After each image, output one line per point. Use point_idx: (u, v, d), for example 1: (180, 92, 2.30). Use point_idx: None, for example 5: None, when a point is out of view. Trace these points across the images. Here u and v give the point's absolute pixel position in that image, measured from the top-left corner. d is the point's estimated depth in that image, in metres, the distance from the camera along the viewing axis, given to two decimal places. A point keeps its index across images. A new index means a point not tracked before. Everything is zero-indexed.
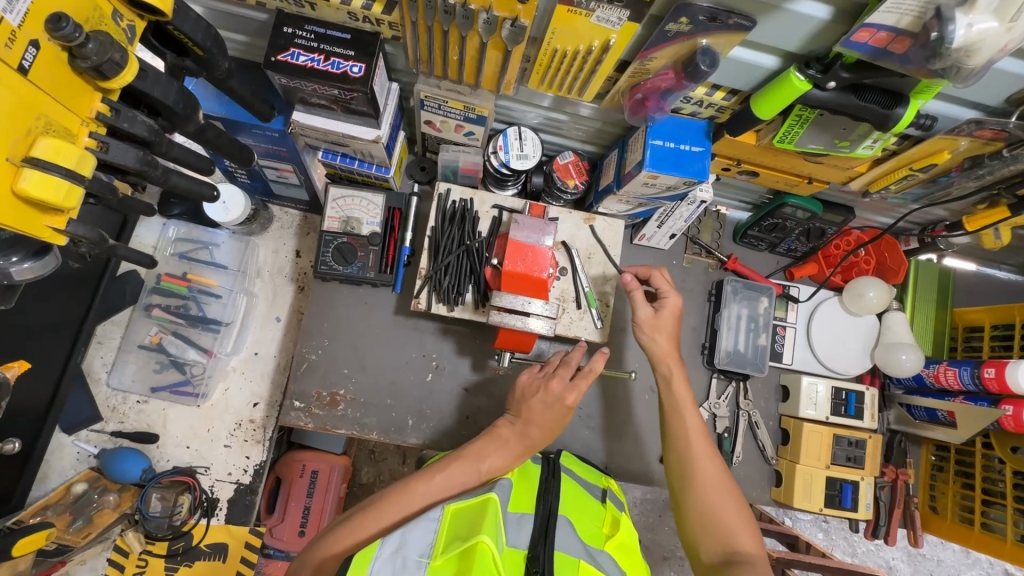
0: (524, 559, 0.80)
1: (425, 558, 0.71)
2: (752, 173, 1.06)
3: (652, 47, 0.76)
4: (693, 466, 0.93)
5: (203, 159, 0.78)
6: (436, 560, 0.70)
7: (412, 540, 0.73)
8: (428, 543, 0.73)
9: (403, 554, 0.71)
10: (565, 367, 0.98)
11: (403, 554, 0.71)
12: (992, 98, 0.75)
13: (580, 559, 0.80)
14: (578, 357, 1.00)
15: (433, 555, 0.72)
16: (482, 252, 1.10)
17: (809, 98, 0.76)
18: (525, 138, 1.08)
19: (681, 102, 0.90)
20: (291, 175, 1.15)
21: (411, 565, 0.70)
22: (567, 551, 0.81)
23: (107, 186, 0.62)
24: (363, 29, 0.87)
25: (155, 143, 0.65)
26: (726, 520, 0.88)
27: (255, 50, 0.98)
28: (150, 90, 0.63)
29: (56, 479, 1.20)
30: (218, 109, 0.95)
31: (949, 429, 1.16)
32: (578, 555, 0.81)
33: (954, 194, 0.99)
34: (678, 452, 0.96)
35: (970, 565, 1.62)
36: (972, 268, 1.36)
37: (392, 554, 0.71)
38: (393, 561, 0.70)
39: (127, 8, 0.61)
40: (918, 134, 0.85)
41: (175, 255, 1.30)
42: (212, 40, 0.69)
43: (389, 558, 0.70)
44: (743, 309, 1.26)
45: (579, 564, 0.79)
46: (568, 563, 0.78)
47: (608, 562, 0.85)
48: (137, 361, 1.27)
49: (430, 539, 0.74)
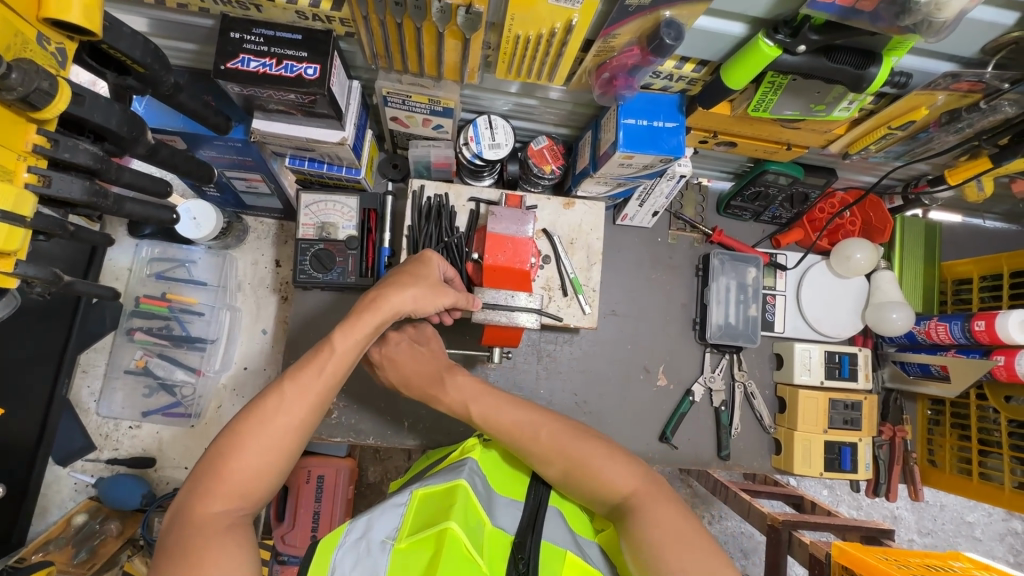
0: (508, 543, 0.77)
1: (389, 541, 0.71)
2: (730, 144, 1.04)
3: (615, 25, 0.73)
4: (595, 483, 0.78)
5: (158, 181, 0.76)
6: (400, 543, 0.71)
7: (379, 524, 0.74)
8: (394, 527, 0.73)
9: (369, 537, 0.72)
10: (462, 297, 0.87)
11: (368, 538, 0.72)
12: (967, 49, 0.73)
13: (568, 550, 0.78)
14: (461, 299, 0.87)
15: (397, 538, 0.71)
16: (461, 247, 1.08)
17: (780, 64, 0.73)
18: (495, 126, 1.05)
19: (651, 77, 0.88)
20: (260, 184, 1.12)
21: (375, 548, 0.70)
22: (554, 542, 0.79)
23: (55, 222, 0.60)
24: (315, 28, 0.83)
25: (103, 170, 0.62)
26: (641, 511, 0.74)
27: (205, 57, 0.94)
28: (90, 116, 0.59)
29: (56, 512, 1.19)
30: (174, 124, 0.91)
31: (943, 383, 1.16)
32: (565, 546, 0.79)
33: (935, 148, 0.97)
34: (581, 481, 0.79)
35: (972, 509, 1.65)
36: (958, 219, 1.35)
37: (357, 541, 0.71)
38: (356, 549, 0.70)
39: (54, 29, 0.57)
40: (895, 92, 0.82)
41: (151, 276, 1.26)
42: (152, 55, 0.66)
43: (353, 546, 0.70)
44: (731, 281, 1.25)
45: (567, 553, 0.77)
46: (554, 555, 0.76)
47: (597, 555, 0.83)
48: (125, 387, 1.24)
49: (395, 523, 0.74)
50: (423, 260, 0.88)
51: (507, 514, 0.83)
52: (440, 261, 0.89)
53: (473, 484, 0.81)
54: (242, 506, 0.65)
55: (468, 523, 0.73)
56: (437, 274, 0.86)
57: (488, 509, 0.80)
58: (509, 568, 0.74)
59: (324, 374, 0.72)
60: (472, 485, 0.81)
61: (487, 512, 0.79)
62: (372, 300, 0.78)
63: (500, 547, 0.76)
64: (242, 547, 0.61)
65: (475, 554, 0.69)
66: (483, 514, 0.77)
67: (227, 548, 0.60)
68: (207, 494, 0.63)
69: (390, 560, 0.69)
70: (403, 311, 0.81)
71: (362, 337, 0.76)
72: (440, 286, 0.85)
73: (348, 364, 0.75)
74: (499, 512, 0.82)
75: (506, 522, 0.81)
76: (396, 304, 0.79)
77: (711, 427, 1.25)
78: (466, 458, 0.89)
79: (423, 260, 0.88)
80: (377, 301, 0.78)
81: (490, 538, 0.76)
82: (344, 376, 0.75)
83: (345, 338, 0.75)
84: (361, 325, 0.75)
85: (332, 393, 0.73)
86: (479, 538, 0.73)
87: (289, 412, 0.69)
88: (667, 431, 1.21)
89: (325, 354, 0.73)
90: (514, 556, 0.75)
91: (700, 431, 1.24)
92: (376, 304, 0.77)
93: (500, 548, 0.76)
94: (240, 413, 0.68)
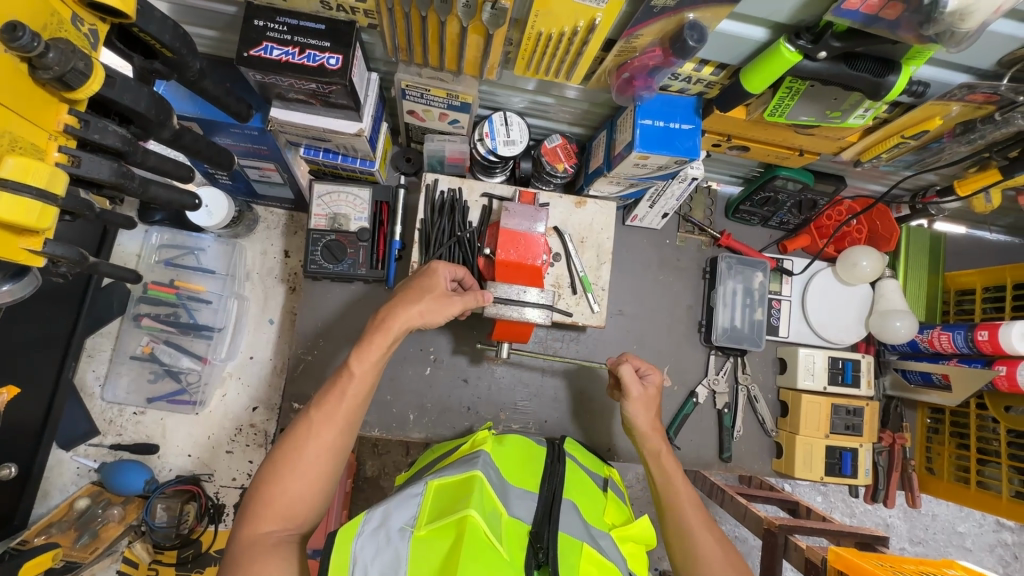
0: (526, 532, 0.81)
1: (408, 528, 0.74)
2: (742, 148, 1.05)
3: (638, 25, 0.74)
4: (687, 543, 0.83)
5: (180, 166, 0.77)
6: (419, 530, 0.73)
7: (396, 513, 0.76)
8: (412, 515, 0.76)
9: (388, 525, 0.73)
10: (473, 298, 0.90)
11: (386, 527, 0.73)
12: (984, 61, 0.74)
13: (584, 542, 0.82)
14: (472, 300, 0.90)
15: (416, 525, 0.74)
16: (473, 242, 1.09)
17: (800, 70, 0.74)
18: (511, 123, 1.05)
19: (669, 79, 0.89)
20: (274, 174, 1.12)
21: (394, 535, 0.72)
22: (571, 534, 0.82)
23: (83, 203, 0.60)
24: (338, 19, 0.84)
25: (130, 152, 0.62)
26: (714, 573, 0.80)
27: (225, 45, 0.94)
28: (120, 98, 0.60)
29: (57, 496, 1.18)
30: (192, 110, 0.92)
31: (944, 392, 1.17)
32: (581, 538, 0.82)
33: (946, 158, 0.98)
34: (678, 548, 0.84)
35: (963, 518, 1.67)
36: (963, 231, 1.36)
37: (377, 530, 0.73)
38: (377, 537, 0.72)
39: (87, 11, 0.57)
40: (910, 102, 0.83)
41: (160, 262, 1.26)
42: (181, 40, 0.66)
43: (373, 534, 0.72)
44: (738, 284, 1.26)
45: (584, 544, 0.81)
46: (572, 547, 0.79)
47: (611, 547, 0.86)
48: (130, 372, 1.24)
49: (413, 512, 0.77)
50: (429, 270, 0.91)
51: (521, 505, 0.86)
52: (443, 269, 0.91)
53: (488, 475, 0.84)
54: (288, 527, 0.73)
55: (486, 512, 0.76)
56: (443, 286, 0.88)
57: (503, 499, 0.83)
58: (529, 556, 0.78)
59: (345, 400, 0.78)
60: (487, 476, 0.84)
61: (502, 503, 0.83)
62: (381, 318, 0.82)
63: (517, 536, 0.80)
64: (286, 561, 0.69)
65: (495, 541, 0.73)
66: (499, 503, 0.81)
67: (272, 563, 0.68)
68: (255, 518, 0.72)
69: (411, 547, 0.71)
70: (412, 326, 0.83)
71: (376, 363, 0.80)
72: (446, 298, 0.87)
73: (366, 387, 0.80)
74: (513, 502, 0.86)
75: (522, 512, 0.84)
76: (402, 324, 0.82)
77: (714, 429, 1.25)
78: (477, 450, 0.91)
79: (428, 270, 0.90)
80: (386, 321, 0.81)
81: (507, 527, 0.80)
82: (365, 398, 0.81)
83: (359, 364, 0.79)
84: (371, 350, 0.79)
85: (356, 416, 0.79)
86: (498, 528, 0.77)
87: (318, 438, 0.76)
88: (670, 431, 1.22)
89: (344, 380, 0.78)
90: (532, 545, 0.80)
91: (702, 433, 1.25)
92: (384, 327, 0.81)
93: (518, 538, 0.80)
94: (277, 445, 0.76)
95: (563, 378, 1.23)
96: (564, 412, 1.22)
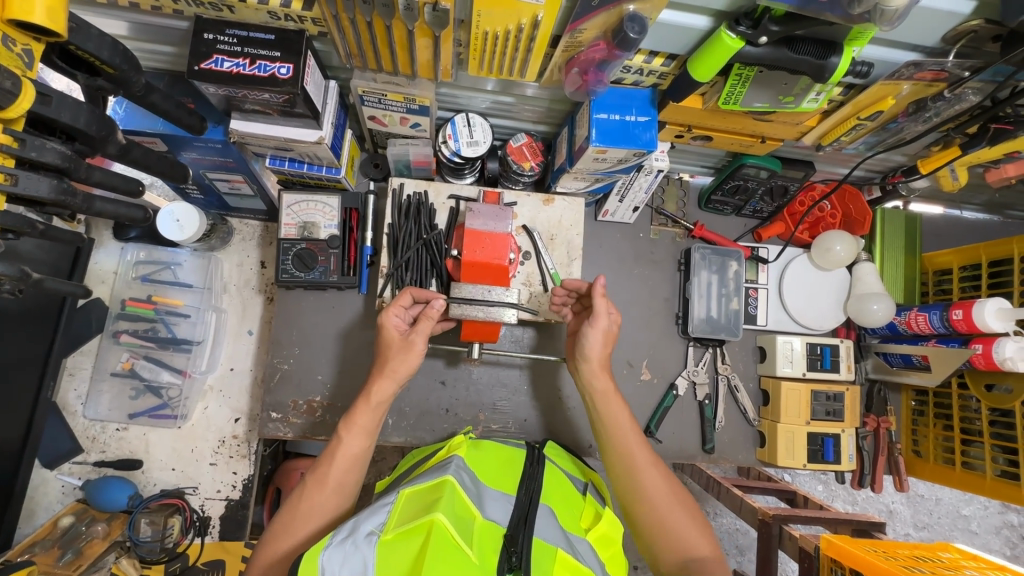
0: (501, 535, 0.81)
1: (376, 534, 0.74)
2: (706, 138, 1.05)
3: (580, 20, 0.74)
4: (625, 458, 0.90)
5: (129, 181, 0.78)
6: (386, 535, 0.73)
7: (365, 521, 0.76)
8: (381, 521, 0.76)
9: (356, 533, 0.74)
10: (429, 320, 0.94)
11: (354, 535, 0.74)
12: (928, 39, 0.74)
13: (558, 547, 0.80)
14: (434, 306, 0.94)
15: (384, 530, 0.74)
16: (441, 243, 1.09)
17: (743, 56, 0.74)
18: (474, 124, 1.05)
19: (622, 72, 0.89)
20: (243, 186, 1.13)
21: (361, 541, 0.72)
22: (546, 539, 0.82)
23: (23, 220, 0.61)
24: (288, 28, 0.84)
25: (72, 169, 0.64)
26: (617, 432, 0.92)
27: (183, 60, 0.95)
28: (58, 116, 0.61)
29: (43, 515, 1.20)
30: (154, 127, 0.94)
31: (924, 372, 1.16)
32: (557, 543, 0.81)
33: (907, 138, 0.98)
34: (638, 508, 0.88)
35: (967, 501, 1.65)
36: (939, 211, 1.35)
37: (345, 539, 0.73)
38: (344, 546, 0.72)
39: (19, 31, 0.59)
40: (861, 83, 0.83)
41: (137, 279, 1.27)
42: (122, 56, 0.67)
43: (340, 544, 0.72)
44: (713, 275, 1.26)
45: (557, 550, 0.79)
46: (544, 552, 0.79)
47: (588, 551, 0.86)
48: (111, 390, 1.25)
49: (383, 518, 0.77)
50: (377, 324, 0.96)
51: (497, 508, 0.86)
52: (392, 316, 0.95)
53: (461, 479, 0.85)
54: None
55: (457, 519, 0.76)
56: (398, 333, 0.96)
57: (477, 503, 0.83)
58: (502, 560, 0.77)
59: (335, 465, 0.88)
60: (459, 480, 0.84)
61: (477, 507, 0.82)
62: (364, 392, 0.95)
63: (491, 538, 0.79)
64: None
65: (463, 544, 0.73)
66: (473, 510, 0.81)
67: None
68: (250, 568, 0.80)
69: (378, 552, 0.71)
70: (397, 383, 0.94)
71: (364, 426, 0.92)
72: (407, 341, 0.94)
73: (358, 451, 0.91)
74: (488, 504, 0.85)
75: (497, 516, 0.84)
76: (386, 385, 0.93)
77: (696, 422, 1.25)
78: (451, 457, 0.92)
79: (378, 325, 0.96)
80: (368, 392, 0.94)
81: (480, 531, 0.79)
82: (358, 465, 0.91)
83: (349, 431, 0.91)
84: (359, 417, 0.92)
85: (347, 481, 0.89)
86: (469, 533, 0.77)
87: (312, 500, 0.86)
88: (651, 425, 1.21)
89: (336, 444, 0.90)
90: (505, 546, 0.79)
91: (684, 424, 1.24)
92: (367, 397, 0.93)
93: (491, 542, 0.79)
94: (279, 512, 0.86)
95: (543, 376, 1.23)
96: (545, 410, 1.22)
